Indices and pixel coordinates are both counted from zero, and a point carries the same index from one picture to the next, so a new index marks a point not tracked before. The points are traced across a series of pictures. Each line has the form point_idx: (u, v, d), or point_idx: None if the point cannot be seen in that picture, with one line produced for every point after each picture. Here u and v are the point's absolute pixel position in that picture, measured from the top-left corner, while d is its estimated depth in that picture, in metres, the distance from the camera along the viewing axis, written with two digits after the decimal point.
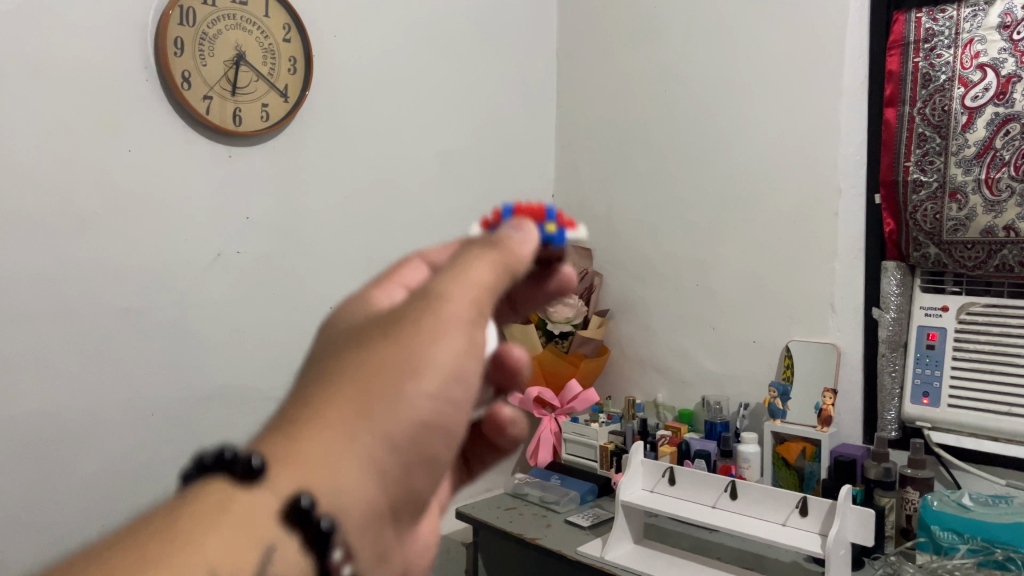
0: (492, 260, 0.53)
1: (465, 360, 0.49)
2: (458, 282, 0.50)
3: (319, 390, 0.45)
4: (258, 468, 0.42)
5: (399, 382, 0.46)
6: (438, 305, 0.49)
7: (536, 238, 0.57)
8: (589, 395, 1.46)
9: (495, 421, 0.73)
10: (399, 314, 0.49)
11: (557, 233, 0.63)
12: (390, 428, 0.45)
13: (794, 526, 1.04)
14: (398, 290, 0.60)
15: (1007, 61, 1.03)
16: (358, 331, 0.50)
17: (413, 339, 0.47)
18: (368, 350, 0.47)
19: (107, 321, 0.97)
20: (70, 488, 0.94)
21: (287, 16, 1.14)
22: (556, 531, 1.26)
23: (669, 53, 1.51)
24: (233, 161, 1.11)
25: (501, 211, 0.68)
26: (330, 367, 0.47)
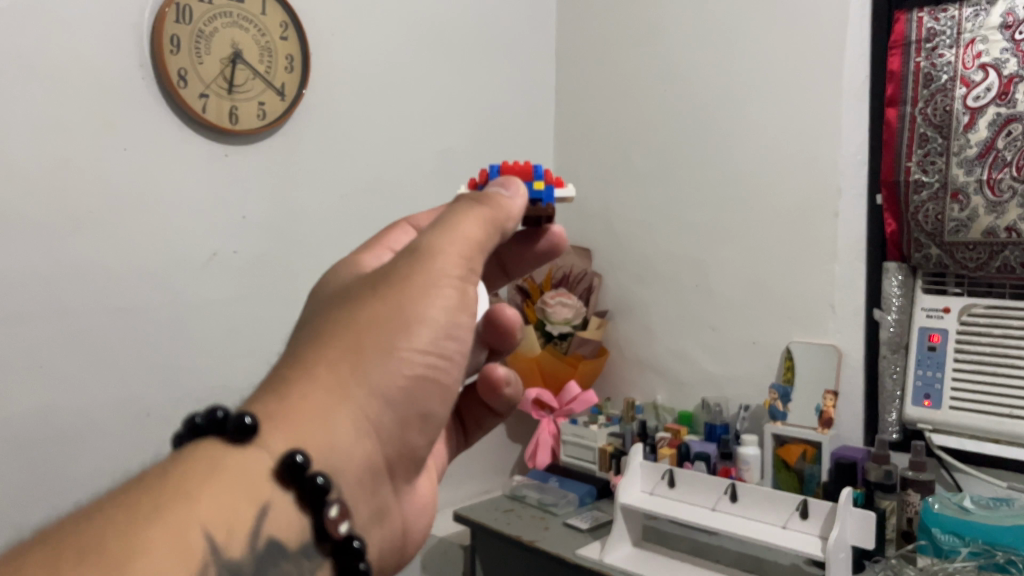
0: (481, 216, 0.58)
1: (457, 314, 0.54)
2: (450, 238, 0.55)
3: (314, 351, 0.50)
4: (251, 424, 0.45)
5: (392, 340, 0.51)
6: (428, 261, 0.54)
7: (524, 196, 0.62)
8: (589, 396, 1.48)
9: (489, 380, 0.72)
10: (391, 270, 0.54)
11: (546, 190, 0.66)
12: (384, 380, 0.50)
13: (794, 528, 1.03)
14: (387, 252, 0.66)
15: (1009, 61, 1.02)
16: (351, 289, 0.55)
17: (406, 296, 0.52)
18: (364, 306, 0.52)
19: (101, 320, 0.97)
20: (63, 489, 0.94)
21: (285, 14, 1.14)
22: (555, 533, 1.26)
23: (668, 53, 1.51)
24: (229, 161, 1.10)
25: (488, 171, 0.69)
26: (322, 326, 0.52)
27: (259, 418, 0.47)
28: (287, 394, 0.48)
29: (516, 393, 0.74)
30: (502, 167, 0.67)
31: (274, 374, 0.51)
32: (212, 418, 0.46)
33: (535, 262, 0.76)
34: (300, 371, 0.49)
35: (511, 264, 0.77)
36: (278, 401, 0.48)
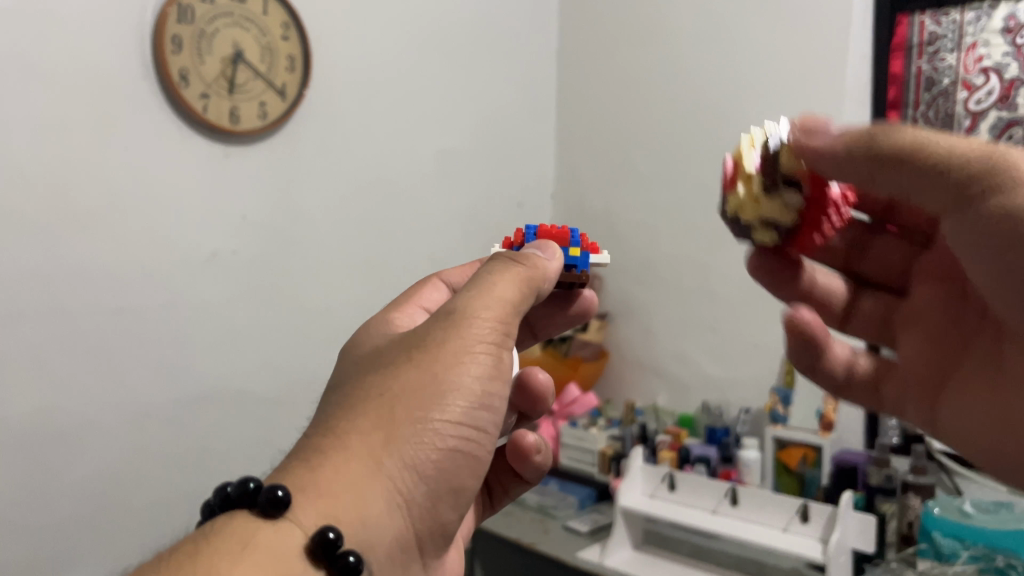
0: (517, 275, 0.57)
1: (491, 380, 0.53)
2: (486, 299, 0.55)
3: (339, 427, 0.50)
4: (283, 497, 0.45)
5: (426, 409, 0.50)
6: (464, 326, 0.53)
7: (560, 260, 0.63)
8: (588, 399, 1.48)
9: (520, 447, 0.72)
10: (426, 334, 0.54)
11: (580, 256, 0.67)
12: (419, 451, 0.50)
13: (794, 531, 1.04)
14: (420, 311, 0.67)
15: (1010, 65, 1.11)
16: (385, 352, 0.55)
17: (442, 363, 0.52)
18: (398, 372, 0.51)
19: (100, 320, 0.96)
20: (62, 491, 0.93)
21: (286, 14, 1.13)
22: (554, 537, 1.27)
23: (670, 54, 1.51)
24: (230, 161, 1.10)
25: (524, 231, 0.70)
26: (355, 393, 0.51)
27: (290, 489, 0.47)
28: (318, 466, 0.47)
29: (545, 458, 0.74)
30: (540, 229, 0.69)
31: (306, 443, 0.50)
32: (244, 489, 0.47)
33: (565, 324, 0.77)
34: (331, 441, 0.49)
35: (540, 324, 0.77)
36: (309, 471, 0.47)
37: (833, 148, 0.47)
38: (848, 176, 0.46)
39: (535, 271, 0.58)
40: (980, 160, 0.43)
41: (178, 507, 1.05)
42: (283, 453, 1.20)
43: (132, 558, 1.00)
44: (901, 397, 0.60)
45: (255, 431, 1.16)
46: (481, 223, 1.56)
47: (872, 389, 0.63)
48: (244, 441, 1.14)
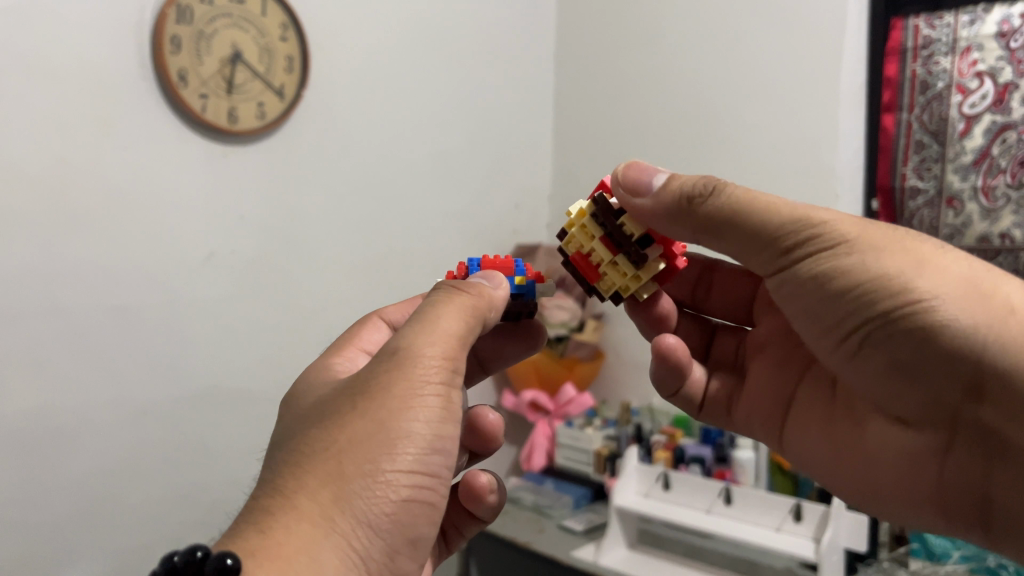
0: (460, 309, 0.57)
1: (442, 423, 0.53)
2: (430, 337, 0.55)
3: (290, 488, 0.49)
4: (233, 564, 0.45)
5: (376, 460, 0.50)
6: (409, 367, 0.53)
7: (507, 289, 0.64)
8: (585, 399, 1.48)
9: (473, 488, 0.73)
10: (371, 379, 0.53)
11: (526, 284, 0.70)
12: (370, 505, 0.49)
13: (788, 531, 1.06)
14: (361, 354, 0.70)
15: (1004, 70, 1.15)
16: (330, 402, 0.54)
17: (388, 410, 0.52)
18: (345, 425, 0.51)
19: (97, 318, 0.96)
20: (58, 488, 0.93)
21: (285, 15, 1.14)
22: (549, 536, 1.28)
23: (670, 58, 1.54)
24: (228, 161, 1.10)
25: (467, 265, 0.72)
26: (302, 452, 0.51)
27: (240, 556, 0.46)
28: (268, 529, 0.47)
29: (499, 498, 0.74)
30: (484, 260, 0.71)
31: (257, 506, 0.50)
32: (191, 558, 0.49)
33: (515, 355, 0.82)
34: (282, 502, 0.49)
35: (488, 358, 0.82)
36: (261, 536, 0.47)
37: (661, 202, 0.60)
38: (678, 228, 0.60)
39: (477, 302, 0.59)
40: (786, 221, 0.55)
41: (177, 504, 1.06)
42: None
43: (130, 555, 1.01)
44: (747, 417, 0.76)
45: (252, 429, 1.17)
46: (478, 223, 1.57)
47: (725, 404, 0.78)
48: (241, 437, 1.15)
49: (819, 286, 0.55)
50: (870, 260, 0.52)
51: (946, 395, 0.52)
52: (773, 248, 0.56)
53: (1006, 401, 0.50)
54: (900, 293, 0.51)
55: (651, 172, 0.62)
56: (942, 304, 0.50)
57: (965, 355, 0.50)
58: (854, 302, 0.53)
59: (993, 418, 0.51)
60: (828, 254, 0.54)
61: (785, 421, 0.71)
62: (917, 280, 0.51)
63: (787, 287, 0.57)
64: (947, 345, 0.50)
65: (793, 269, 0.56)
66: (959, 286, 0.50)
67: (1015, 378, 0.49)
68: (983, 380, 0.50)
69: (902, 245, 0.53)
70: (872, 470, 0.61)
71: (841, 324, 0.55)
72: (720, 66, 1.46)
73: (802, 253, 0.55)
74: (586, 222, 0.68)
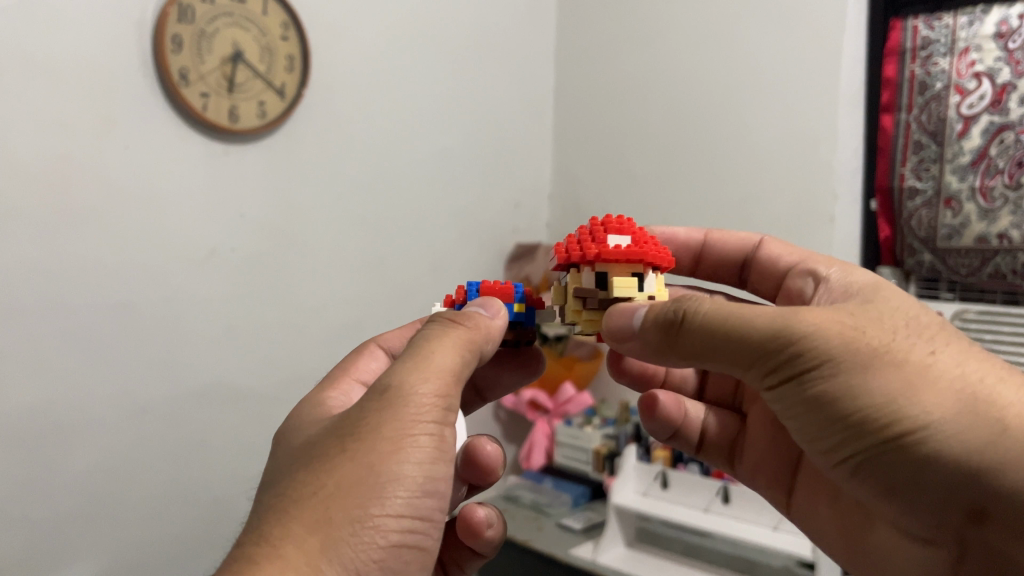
0: (455, 344, 0.57)
1: (435, 464, 0.53)
2: (424, 374, 0.54)
3: (276, 531, 0.47)
4: None
5: (364, 505, 0.49)
6: (402, 408, 0.52)
7: (504, 316, 0.64)
8: (582, 399, 1.49)
9: (471, 522, 0.74)
10: (363, 417, 0.52)
11: (525, 312, 0.71)
12: (358, 554, 0.48)
13: (785, 529, 1.07)
14: (356, 383, 0.72)
15: (1002, 70, 1.15)
16: (320, 441, 0.53)
17: (380, 452, 0.50)
18: (334, 469, 0.50)
19: (98, 317, 0.96)
20: (59, 485, 0.93)
21: (286, 14, 1.15)
22: (548, 534, 1.30)
23: (671, 57, 1.54)
24: (229, 160, 1.11)
25: (467, 288, 0.73)
26: (289, 495, 0.49)
27: None
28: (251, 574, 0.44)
29: (498, 533, 0.75)
30: (483, 286, 0.71)
31: (241, 553, 0.47)
32: None
33: (513, 383, 0.85)
34: (267, 548, 0.46)
35: (485, 386, 0.85)
36: None
37: (643, 344, 0.58)
38: (668, 350, 0.57)
39: (474, 338, 0.59)
40: (771, 345, 0.52)
41: (176, 502, 1.07)
42: None
43: (130, 553, 1.01)
44: (752, 468, 0.81)
45: (252, 427, 1.17)
46: (478, 223, 1.58)
47: (729, 455, 0.84)
48: (241, 435, 1.16)
49: (819, 408, 0.52)
50: (866, 384, 0.50)
51: (944, 517, 0.52)
52: (758, 371, 0.53)
53: (1007, 524, 0.50)
54: (904, 421, 0.49)
55: (624, 314, 0.59)
56: (936, 434, 0.49)
57: (961, 484, 0.50)
58: (847, 432, 0.52)
59: (992, 538, 0.52)
60: (816, 382, 0.51)
61: (794, 484, 0.76)
62: (910, 409, 0.49)
63: (778, 406, 0.55)
64: (946, 475, 0.49)
65: (791, 388, 0.53)
66: (954, 409, 0.49)
67: (1012, 506, 0.49)
68: (982, 506, 0.50)
69: (895, 361, 0.50)
70: (888, 560, 0.64)
71: (832, 447, 0.54)
72: (719, 68, 1.46)
73: (788, 379, 0.52)
74: (587, 315, 0.66)
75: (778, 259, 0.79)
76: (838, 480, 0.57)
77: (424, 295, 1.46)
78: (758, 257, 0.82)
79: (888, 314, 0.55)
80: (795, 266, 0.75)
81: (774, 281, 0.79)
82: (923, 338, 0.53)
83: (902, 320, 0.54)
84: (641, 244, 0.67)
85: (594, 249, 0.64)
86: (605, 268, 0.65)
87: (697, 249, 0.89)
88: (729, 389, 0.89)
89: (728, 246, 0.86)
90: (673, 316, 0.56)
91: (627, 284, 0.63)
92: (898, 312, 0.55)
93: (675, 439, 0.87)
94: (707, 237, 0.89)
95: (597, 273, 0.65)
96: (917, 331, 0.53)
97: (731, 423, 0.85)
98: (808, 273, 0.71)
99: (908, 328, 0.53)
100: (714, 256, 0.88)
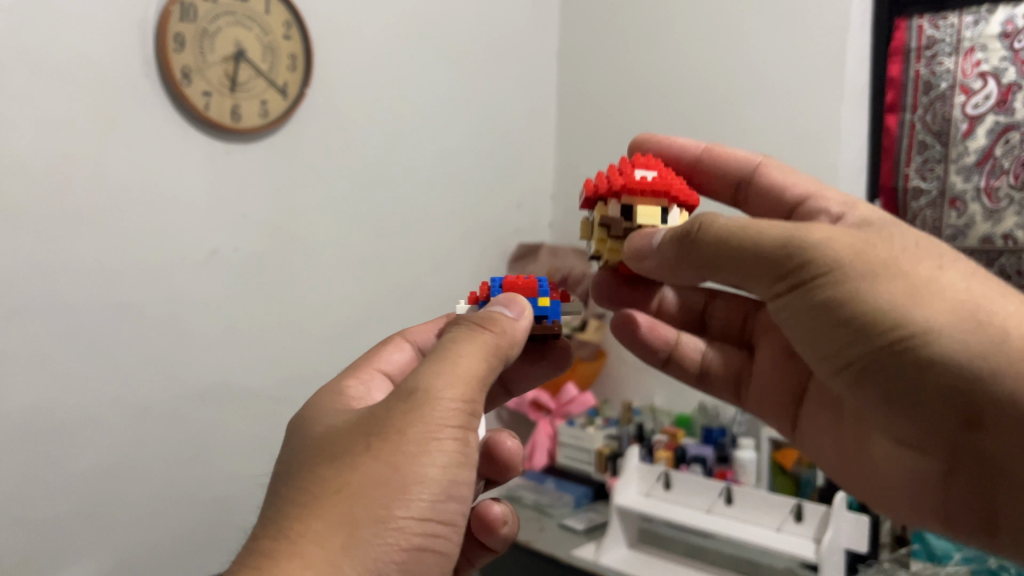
0: (482, 350, 0.57)
1: (459, 469, 0.52)
2: (451, 379, 0.53)
3: (297, 529, 0.47)
4: None
5: (388, 507, 0.48)
6: (427, 412, 0.51)
7: (529, 318, 0.63)
8: (586, 399, 1.49)
9: (486, 519, 0.73)
10: (388, 417, 0.52)
11: (551, 306, 0.70)
12: (381, 555, 0.47)
13: (789, 531, 1.06)
14: (377, 374, 0.72)
15: (1007, 70, 1.15)
16: (341, 438, 0.52)
17: (405, 453, 0.50)
18: (358, 468, 0.49)
19: (100, 316, 0.96)
20: (60, 485, 0.93)
21: (288, 13, 1.15)
22: (550, 535, 1.30)
23: (674, 56, 1.54)
24: (232, 159, 1.10)
25: (490, 284, 0.72)
26: (310, 493, 0.49)
27: None
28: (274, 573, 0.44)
29: (513, 528, 0.75)
30: (506, 281, 0.71)
31: (258, 547, 0.47)
32: None
33: (541, 376, 0.84)
34: (287, 547, 0.46)
35: (514, 382, 0.85)
36: None
37: (660, 259, 0.62)
38: (679, 263, 0.60)
39: (501, 344, 0.58)
40: (776, 253, 0.53)
41: (179, 503, 1.07)
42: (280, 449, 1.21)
43: (132, 552, 1.01)
44: (759, 400, 0.81)
45: (255, 428, 1.17)
46: (481, 222, 1.57)
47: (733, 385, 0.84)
48: (243, 436, 1.15)
49: (820, 315, 0.52)
50: (867, 289, 0.49)
51: (941, 430, 0.51)
52: (767, 279, 0.54)
53: (1002, 437, 0.48)
54: (902, 325, 0.48)
55: (644, 237, 0.64)
56: (935, 340, 0.47)
57: (959, 394, 0.48)
58: (846, 336, 0.51)
59: (988, 449, 0.50)
60: (819, 289, 0.51)
61: (803, 414, 0.75)
62: (910, 314, 0.48)
63: (783, 316, 0.56)
64: (940, 382, 0.48)
65: (795, 295, 0.53)
66: (955, 319, 0.48)
67: (1010, 419, 0.47)
68: (977, 417, 0.48)
69: (898, 271, 0.50)
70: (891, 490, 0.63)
71: (830, 357, 0.54)
72: (723, 66, 1.46)
73: (792, 286, 0.53)
74: (610, 245, 0.70)
75: (785, 189, 0.76)
76: (838, 392, 0.56)
77: (427, 294, 1.46)
78: (760, 182, 0.79)
79: (900, 235, 0.54)
80: (804, 199, 0.74)
81: (776, 209, 0.78)
82: (934, 254, 0.52)
83: (913, 240, 0.54)
84: (666, 178, 0.70)
85: (622, 180, 0.68)
86: (631, 199, 0.68)
87: (695, 166, 0.84)
88: (735, 319, 0.86)
89: (730, 164, 0.81)
90: (688, 232, 0.59)
91: (650, 213, 0.67)
92: (907, 235, 0.55)
93: (670, 366, 0.86)
94: (706, 150, 0.83)
95: (624, 203, 0.68)
96: (929, 249, 0.53)
97: (735, 359, 0.84)
98: (817, 209, 0.71)
99: (916, 246, 0.53)
100: (710, 172, 0.83)
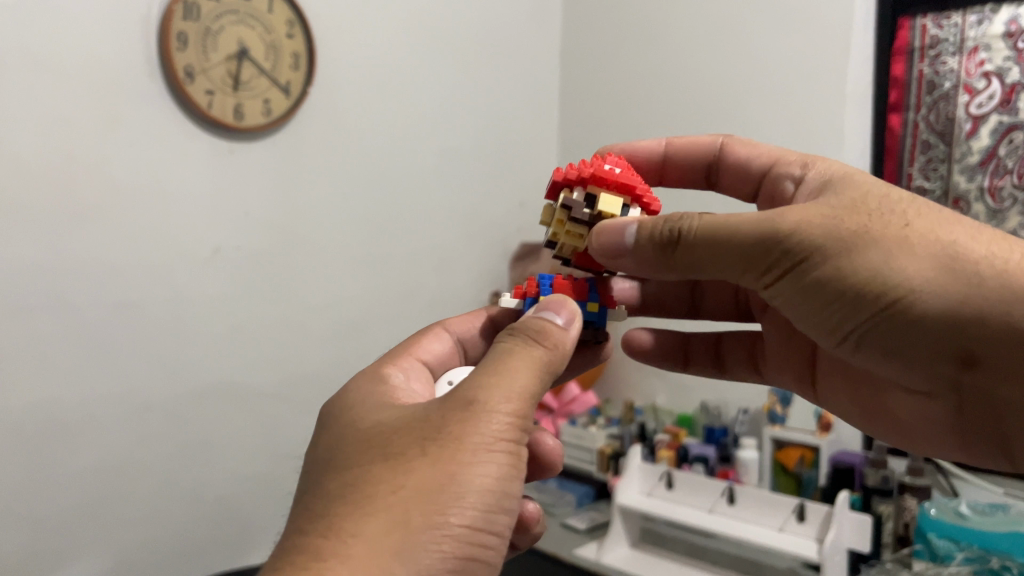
0: (534, 364, 0.55)
1: (510, 481, 0.51)
2: (506, 391, 0.52)
3: (343, 527, 0.46)
4: None
5: (441, 512, 0.47)
6: (483, 421, 0.50)
7: (576, 332, 0.61)
8: (587, 399, 1.51)
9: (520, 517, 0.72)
10: (443, 422, 0.51)
11: (597, 312, 0.70)
12: (433, 561, 0.46)
13: (790, 531, 1.06)
14: (414, 361, 0.72)
15: (1011, 70, 1.15)
16: (394, 437, 0.51)
17: (461, 461, 0.49)
18: (411, 472, 0.48)
19: (102, 314, 0.96)
20: (61, 484, 0.93)
21: (291, 12, 1.14)
22: (553, 535, 1.29)
23: (676, 55, 1.54)
24: (234, 158, 1.10)
25: (538, 282, 0.71)
26: (360, 492, 0.48)
27: None
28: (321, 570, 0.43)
29: (542, 528, 0.74)
30: (556, 283, 0.70)
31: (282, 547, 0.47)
32: None
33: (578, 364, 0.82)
34: (335, 545, 0.45)
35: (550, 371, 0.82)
36: None
37: (637, 261, 0.61)
38: (662, 267, 0.60)
39: (552, 358, 0.57)
40: (758, 246, 0.55)
41: (180, 501, 1.07)
42: (281, 448, 1.21)
43: (133, 551, 1.01)
44: (776, 369, 0.82)
45: (256, 427, 1.17)
46: (483, 222, 1.57)
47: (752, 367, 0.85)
48: (244, 435, 1.15)
49: (815, 295, 0.55)
50: (849, 265, 0.53)
51: (941, 369, 0.56)
52: (754, 273, 0.57)
53: (994, 365, 0.53)
54: (891, 289, 0.52)
55: (613, 232, 0.61)
56: (920, 297, 0.51)
57: (952, 338, 0.52)
58: (841, 309, 0.55)
59: (986, 380, 0.55)
60: (808, 273, 0.54)
61: (816, 377, 0.77)
62: (892, 278, 0.52)
63: (778, 300, 0.59)
64: (934, 332, 0.53)
65: (785, 282, 0.56)
66: (931, 272, 0.51)
67: (998, 349, 0.52)
68: (971, 355, 0.53)
69: (872, 239, 0.52)
70: (903, 420, 0.69)
71: (831, 329, 0.58)
72: (726, 65, 1.46)
73: (783, 275, 0.56)
74: (568, 228, 0.69)
75: (751, 160, 0.78)
76: (842, 356, 0.60)
77: (429, 294, 1.46)
78: (728, 159, 0.80)
79: (860, 199, 0.56)
80: (769, 166, 0.75)
81: (748, 182, 0.79)
82: (897, 213, 0.54)
83: (873, 202, 0.56)
84: (633, 177, 0.70)
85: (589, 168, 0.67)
86: (596, 188, 0.67)
87: (660, 161, 0.85)
88: (727, 296, 0.87)
89: (694, 154, 0.83)
90: (670, 236, 0.58)
91: (611, 204, 0.66)
92: (867, 195, 0.56)
93: (692, 363, 0.88)
94: (667, 145, 0.85)
95: (588, 192, 0.68)
96: (891, 208, 0.55)
97: (746, 337, 0.86)
98: (783, 175, 0.72)
99: (877, 208, 0.55)
100: (678, 165, 0.85)
